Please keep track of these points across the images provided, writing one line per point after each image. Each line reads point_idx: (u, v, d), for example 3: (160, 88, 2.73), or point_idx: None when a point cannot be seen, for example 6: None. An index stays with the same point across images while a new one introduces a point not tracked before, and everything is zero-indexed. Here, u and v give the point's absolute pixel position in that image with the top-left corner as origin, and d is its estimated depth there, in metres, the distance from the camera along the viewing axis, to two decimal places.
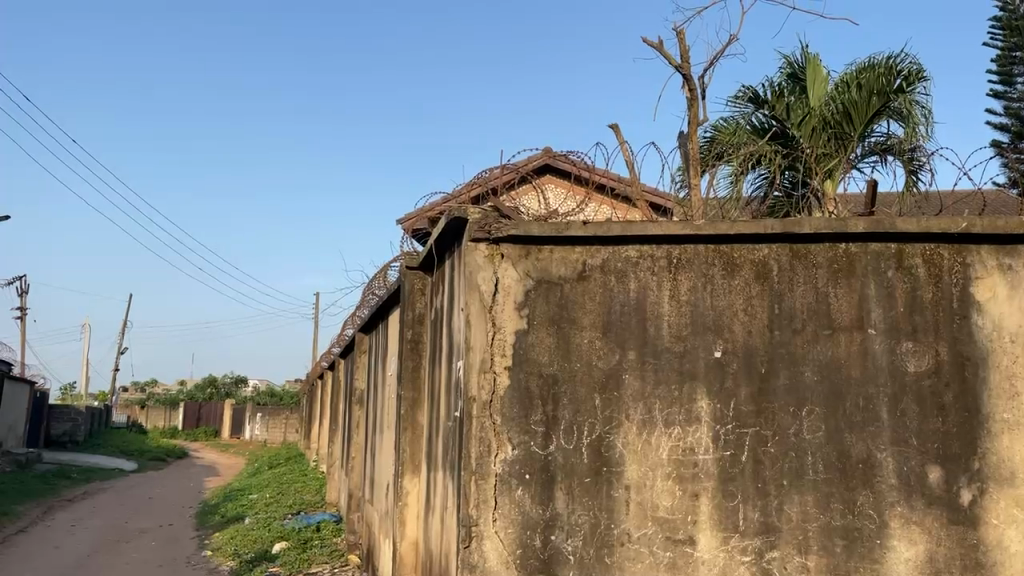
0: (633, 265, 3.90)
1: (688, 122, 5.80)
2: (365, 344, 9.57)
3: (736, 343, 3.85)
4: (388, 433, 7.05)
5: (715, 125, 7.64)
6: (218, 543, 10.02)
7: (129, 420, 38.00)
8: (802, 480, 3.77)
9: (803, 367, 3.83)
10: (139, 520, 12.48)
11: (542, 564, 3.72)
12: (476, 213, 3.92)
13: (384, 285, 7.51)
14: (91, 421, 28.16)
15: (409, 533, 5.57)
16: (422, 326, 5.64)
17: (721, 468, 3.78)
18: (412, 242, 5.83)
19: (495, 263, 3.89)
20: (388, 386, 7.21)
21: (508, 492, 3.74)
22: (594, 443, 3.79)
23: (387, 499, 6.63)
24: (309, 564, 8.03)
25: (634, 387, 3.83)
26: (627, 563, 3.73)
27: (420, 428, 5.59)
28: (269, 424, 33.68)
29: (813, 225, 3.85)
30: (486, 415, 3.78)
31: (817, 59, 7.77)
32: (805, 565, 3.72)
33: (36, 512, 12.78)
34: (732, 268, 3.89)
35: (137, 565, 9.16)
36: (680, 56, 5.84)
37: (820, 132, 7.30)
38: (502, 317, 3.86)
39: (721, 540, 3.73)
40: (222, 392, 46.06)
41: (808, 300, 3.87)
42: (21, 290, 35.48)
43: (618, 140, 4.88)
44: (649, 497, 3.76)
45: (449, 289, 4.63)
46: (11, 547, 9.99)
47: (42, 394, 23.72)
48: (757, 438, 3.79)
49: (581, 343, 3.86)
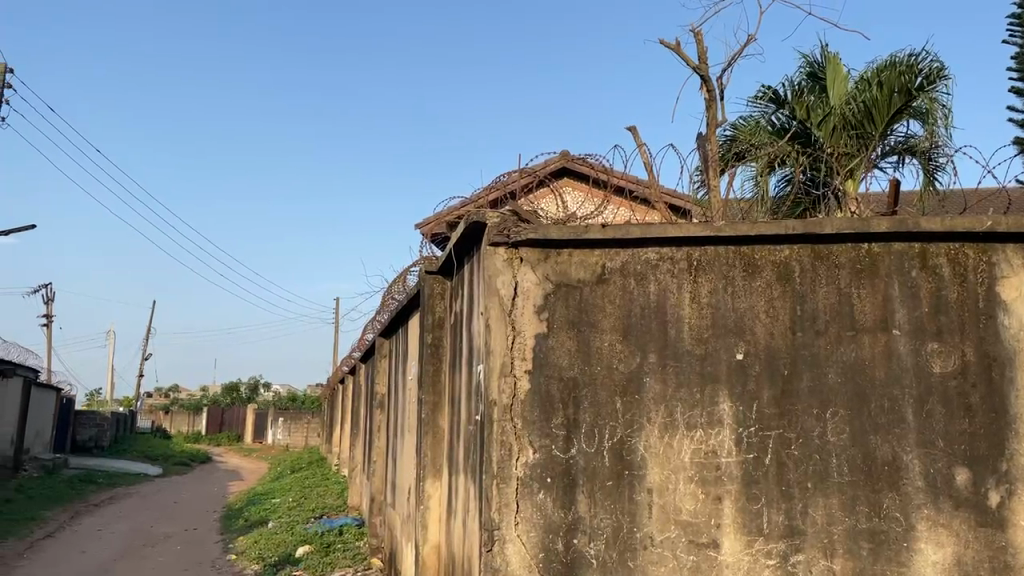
0: (653, 268, 3.89)
1: (707, 123, 5.77)
2: (385, 349, 9.60)
3: (758, 345, 3.83)
4: (409, 437, 7.07)
5: (735, 125, 7.60)
6: (242, 546, 10.10)
7: (152, 425, 38.42)
8: (827, 482, 3.73)
9: (826, 369, 3.80)
10: (163, 524, 12.61)
11: (564, 567, 3.71)
12: (495, 217, 3.92)
13: (404, 289, 7.55)
14: (115, 427, 28.49)
15: (431, 537, 5.55)
16: (442, 330, 5.65)
17: (744, 471, 3.75)
18: (432, 246, 5.86)
19: (515, 267, 3.89)
20: (408, 390, 7.22)
21: (530, 496, 3.74)
22: (616, 446, 3.78)
23: (409, 502, 6.66)
24: (331, 567, 8.08)
25: (656, 390, 3.82)
26: (650, 567, 3.71)
27: (441, 432, 5.60)
28: (291, 429, 33.90)
29: (835, 225, 3.82)
30: (507, 418, 3.78)
31: (837, 58, 7.71)
32: (830, 568, 3.69)
33: (63, 517, 12.94)
34: (753, 269, 3.87)
35: (162, 568, 9.25)
36: (698, 58, 5.81)
37: (841, 132, 7.23)
38: (522, 320, 3.86)
39: (745, 544, 3.71)
40: (244, 398, 46.46)
41: (831, 301, 3.84)
42: (46, 297, 35.91)
43: (636, 143, 4.86)
44: (672, 500, 3.74)
45: (469, 293, 4.64)
46: (39, 552, 10.11)
47: (67, 400, 24.01)
48: (780, 441, 3.76)
49: (601, 346, 3.85)
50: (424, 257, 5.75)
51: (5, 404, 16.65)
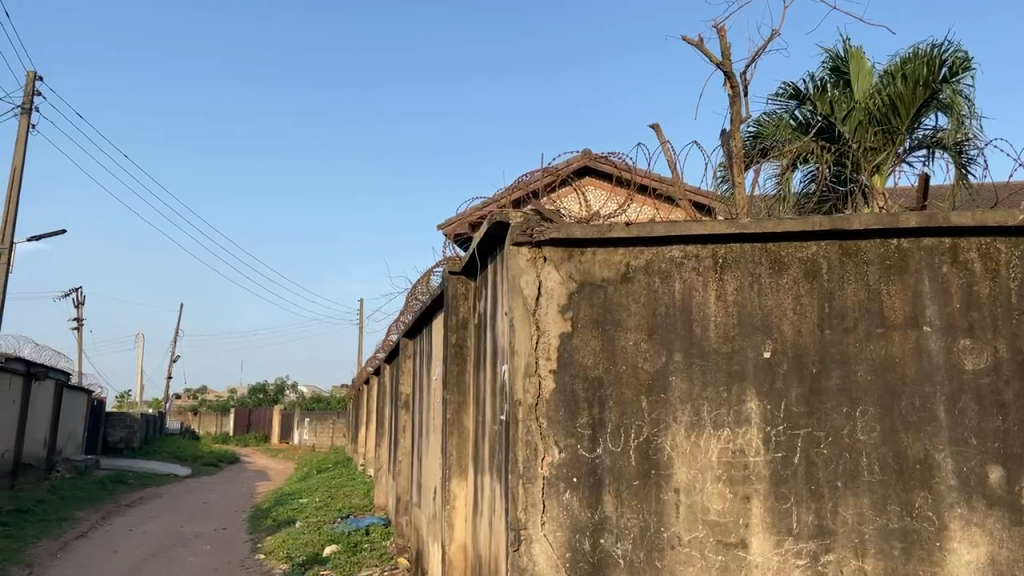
0: (678, 266, 3.87)
1: (731, 119, 5.73)
2: (410, 349, 9.64)
3: (786, 343, 3.79)
4: (434, 437, 7.10)
5: (757, 122, 7.51)
6: (270, 546, 10.20)
7: (181, 426, 38.94)
8: (857, 481, 3.69)
9: (855, 366, 3.75)
10: (193, 524, 12.78)
11: (591, 567, 3.69)
12: (518, 217, 3.92)
13: (427, 289, 7.58)
14: (145, 429, 28.91)
15: (457, 536, 5.56)
16: (465, 331, 5.66)
17: (773, 470, 3.72)
18: (455, 247, 5.89)
19: (538, 266, 3.88)
20: (433, 390, 7.25)
21: (556, 495, 3.73)
22: (642, 446, 3.77)
23: (435, 502, 6.68)
24: (358, 567, 8.12)
25: (682, 390, 3.79)
26: (678, 566, 3.69)
27: (466, 432, 5.62)
28: (317, 429, 34.17)
29: (863, 221, 3.77)
30: (532, 418, 3.78)
31: (859, 51, 7.62)
32: (861, 568, 3.64)
33: (95, 517, 13.13)
34: (780, 266, 3.83)
35: (192, 568, 9.36)
36: (721, 54, 5.77)
37: (867, 126, 7.15)
38: (546, 320, 3.85)
39: (774, 544, 3.67)
40: (271, 398, 47.00)
41: (859, 298, 3.79)
42: (77, 300, 36.50)
43: (659, 141, 4.83)
44: (699, 500, 3.72)
45: (492, 293, 4.64)
46: (72, 552, 10.27)
47: (98, 402, 24.41)
48: (809, 439, 3.72)
49: (626, 345, 3.83)
50: (447, 257, 5.77)
51: (39, 407, 16.98)
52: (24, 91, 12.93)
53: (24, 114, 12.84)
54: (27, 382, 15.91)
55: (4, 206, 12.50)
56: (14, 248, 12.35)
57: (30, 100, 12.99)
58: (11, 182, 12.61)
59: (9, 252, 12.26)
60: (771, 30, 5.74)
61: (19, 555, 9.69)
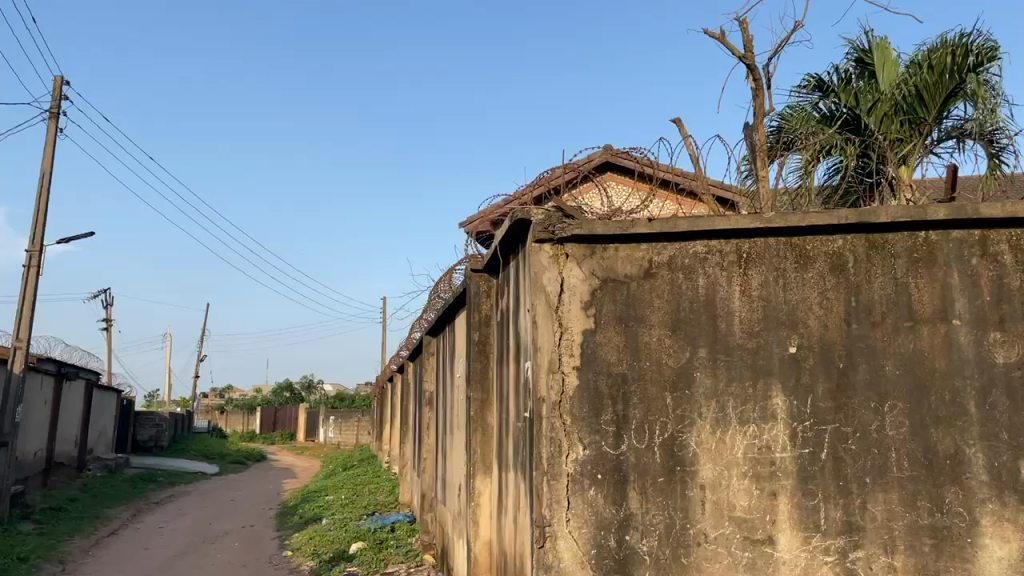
0: (702, 261, 3.84)
1: (754, 113, 5.68)
2: (433, 348, 9.68)
3: (812, 338, 3.75)
4: (458, 434, 7.12)
5: (780, 115, 7.42)
6: (297, 543, 10.29)
7: (208, 425, 39.42)
8: (886, 477, 3.64)
9: (882, 361, 3.71)
10: (221, 521, 12.91)
11: (617, 564, 3.68)
12: (539, 214, 3.90)
13: (449, 287, 7.60)
14: (174, 428, 29.29)
15: (482, 533, 5.59)
16: (488, 328, 5.67)
17: (800, 466, 3.68)
18: (476, 244, 5.91)
19: (561, 263, 3.87)
20: (457, 387, 7.27)
21: (580, 492, 3.72)
22: (666, 441, 3.75)
23: (459, 499, 6.71)
24: (385, 564, 8.16)
25: (707, 385, 3.77)
26: (704, 563, 3.67)
27: (489, 429, 5.64)
28: (342, 427, 34.38)
29: (890, 213, 3.72)
30: (556, 415, 3.76)
31: (884, 41, 7.50)
32: (890, 565, 3.60)
33: (125, 515, 13.32)
34: (805, 260, 3.80)
35: (220, 565, 9.45)
36: (743, 46, 5.72)
37: (893, 117, 7.04)
38: (569, 317, 3.84)
39: (801, 540, 3.64)
40: (297, 397, 47.40)
41: (886, 292, 3.74)
42: (105, 301, 37.07)
43: (681, 135, 4.80)
44: (725, 497, 3.70)
45: (515, 291, 4.64)
46: (104, 549, 10.44)
47: (127, 402, 24.76)
48: (837, 434, 3.69)
49: (650, 341, 3.81)
50: (469, 255, 5.78)
51: (70, 407, 17.28)
52: (52, 96, 13.14)
53: (52, 119, 13.04)
54: (58, 382, 16.19)
55: (34, 210, 12.72)
56: (44, 252, 12.56)
57: (57, 104, 13.17)
58: (40, 186, 12.83)
59: (39, 255, 12.48)
60: (794, 22, 5.67)
61: (53, 552, 9.89)
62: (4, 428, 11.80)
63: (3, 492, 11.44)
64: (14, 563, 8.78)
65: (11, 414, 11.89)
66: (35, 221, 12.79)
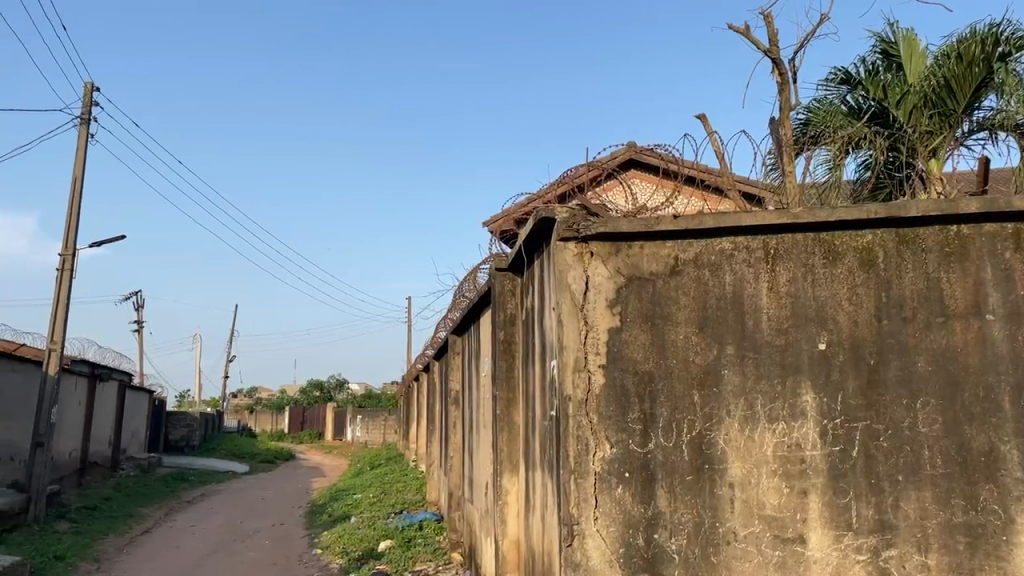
0: (728, 258, 3.82)
1: (780, 107, 5.62)
2: (458, 346, 9.71)
3: (841, 334, 3.71)
4: (485, 433, 7.15)
5: (807, 109, 7.34)
6: (326, 541, 10.36)
7: (238, 424, 39.89)
8: (919, 475, 3.60)
9: (914, 357, 3.65)
10: (252, 520, 13.07)
11: (645, 563, 3.67)
12: (564, 212, 3.89)
13: (475, 287, 7.62)
14: (204, 428, 29.69)
15: (510, 531, 5.60)
16: (514, 327, 5.68)
17: (831, 464, 3.64)
18: (500, 243, 5.92)
19: (586, 261, 3.85)
20: (483, 386, 7.30)
21: (608, 491, 3.70)
22: (694, 440, 3.73)
23: (486, 497, 6.73)
24: (413, 562, 8.19)
25: (735, 382, 3.74)
26: (734, 562, 3.65)
27: (516, 427, 5.65)
28: (369, 426, 34.58)
29: (920, 207, 3.67)
30: (582, 414, 3.75)
31: (911, 32, 7.38)
32: (924, 564, 3.55)
33: (158, 514, 13.52)
34: (834, 256, 3.75)
35: (252, 563, 9.57)
36: (769, 41, 5.66)
37: (922, 109, 6.91)
38: (594, 315, 3.82)
39: (833, 539, 3.60)
40: (326, 396, 47.81)
41: (917, 287, 3.69)
42: (136, 303, 37.69)
43: (706, 131, 4.77)
44: (754, 495, 3.67)
45: (540, 289, 4.63)
46: (138, 548, 10.61)
47: (159, 403, 25.13)
48: (868, 433, 3.64)
49: (677, 339, 3.79)
50: (493, 254, 5.78)
51: (104, 407, 17.59)
52: (83, 101, 13.36)
53: (83, 125, 13.26)
54: (92, 383, 16.48)
55: (66, 214, 12.95)
56: (77, 255, 12.78)
57: (88, 110, 13.41)
58: (72, 191, 13.05)
59: (72, 259, 12.71)
60: (820, 14, 5.60)
61: (88, 550, 10.06)
62: (39, 429, 12.01)
63: (39, 491, 11.65)
64: (50, 561, 8.94)
65: (46, 415, 12.09)
66: (67, 226, 13.02)
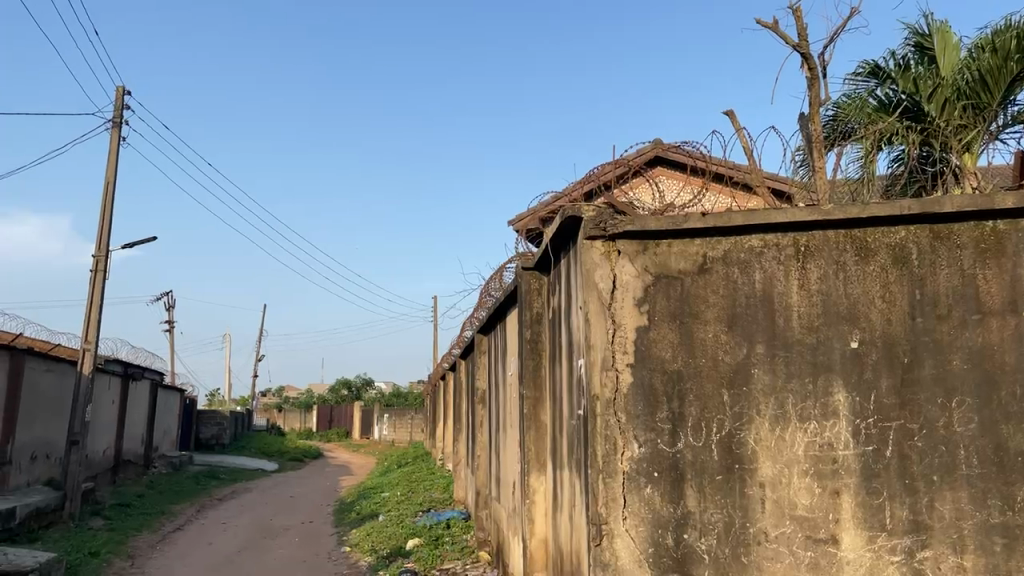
0: (758, 255, 3.78)
1: (809, 102, 5.54)
2: (485, 345, 9.73)
3: (874, 332, 3.65)
4: (512, 432, 7.16)
5: (836, 104, 7.24)
6: (355, 539, 10.44)
7: (267, 423, 40.36)
8: (954, 475, 3.53)
9: (949, 356, 3.59)
10: (282, 517, 13.20)
11: (675, 563, 3.65)
12: (591, 210, 3.88)
13: (501, 286, 7.63)
14: (235, 427, 30.06)
15: (538, 530, 5.61)
16: (540, 325, 5.67)
17: (863, 464, 3.59)
18: (526, 243, 5.92)
19: (612, 260, 3.83)
20: (509, 385, 7.31)
21: (636, 491, 3.69)
22: (724, 439, 3.70)
23: (514, 496, 6.74)
24: (441, 560, 8.22)
25: (765, 382, 3.70)
26: (765, 563, 3.61)
27: (544, 426, 5.65)
28: (396, 425, 34.78)
29: (955, 202, 3.60)
30: (610, 413, 3.73)
31: (944, 25, 7.24)
32: (960, 565, 3.49)
33: (190, 511, 13.71)
34: (866, 253, 3.70)
35: (282, 560, 9.66)
36: (798, 35, 5.59)
37: (955, 103, 6.77)
38: (622, 313, 3.80)
39: (866, 539, 3.56)
40: (353, 395, 48.18)
41: (952, 284, 3.63)
42: (167, 304, 38.21)
43: (734, 128, 4.72)
44: (786, 495, 3.63)
45: (567, 287, 4.62)
46: (170, 545, 10.73)
47: (190, 402, 25.49)
48: (902, 432, 3.59)
49: (705, 337, 3.76)
50: (520, 253, 5.78)
51: (137, 407, 17.86)
52: (114, 105, 13.58)
53: (115, 129, 13.47)
54: (125, 383, 16.75)
55: (99, 216, 13.17)
56: (110, 257, 12.99)
57: (120, 113, 13.63)
58: (104, 193, 13.27)
59: (105, 260, 12.93)
60: (850, 7, 5.52)
61: (122, 547, 10.23)
62: (74, 428, 12.19)
63: (74, 489, 11.83)
64: (85, 558, 9.10)
65: (81, 414, 12.28)
66: (100, 227, 13.25)
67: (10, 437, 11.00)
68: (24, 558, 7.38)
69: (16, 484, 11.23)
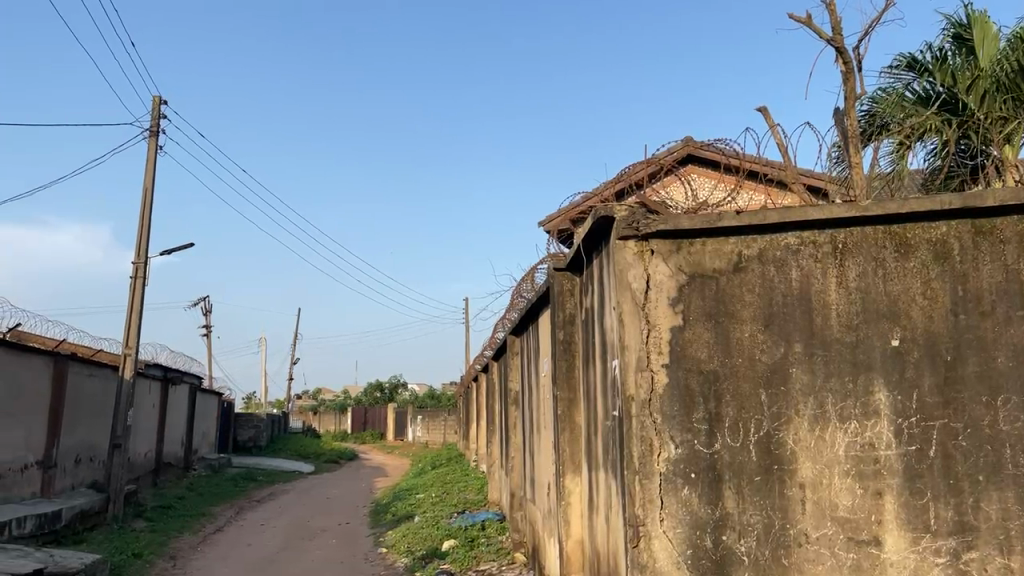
0: (794, 253, 3.73)
1: (844, 97, 5.47)
2: (517, 346, 9.75)
3: (915, 330, 3.59)
4: (546, 433, 7.16)
5: (872, 98, 7.12)
6: (392, 540, 10.51)
7: (302, 425, 40.84)
8: (1000, 475, 3.46)
9: (994, 353, 3.52)
10: (319, 519, 13.33)
11: (714, 565, 3.62)
12: (623, 210, 3.86)
13: (532, 287, 7.63)
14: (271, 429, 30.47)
15: (574, 531, 5.60)
16: (573, 326, 5.67)
17: (906, 464, 3.53)
18: (558, 244, 5.92)
19: (646, 260, 3.81)
20: (543, 386, 7.31)
21: (674, 492, 3.67)
22: (762, 440, 3.66)
23: (549, 497, 6.74)
24: (476, 561, 8.25)
25: (804, 381, 3.66)
26: (807, 565, 3.56)
27: (578, 428, 5.63)
28: (429, 426, 34.97)
29: (997, 196, 3.52)
30: (646, 414, 3.71)
31: (983, 15, 7.07)
32: (1007, 566, 3.42)
33: (229, 512, 13.92)
34: (906, 249, 3.64)
35: (320, 561, 9.77)
36: (832, 29, 5.51)
37: (995, 95, 6.61)
38: (656, 314, 3.78)
39: (910, 541, 3.49)
40: (386, 396, 48.54)
41: (995, 280, 3.56)
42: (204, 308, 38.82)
43: (768, 125, 4.67)
44: (827, 497, 3.58)
45: (599, 288, 4.61)
46: (210, 546, 10.90)
47: (227, 405, 25.88)
48: (945, 431, 3.52)
49: (742, 337, 3.73)
50: (551, 254, 5.77)
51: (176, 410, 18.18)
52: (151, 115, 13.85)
53: (152, 138, 13.73)
54: (165, 386, 17.06)
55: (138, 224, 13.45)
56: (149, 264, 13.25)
57: (157, 122, 13.89)
58: (143, 201, 13.54)
59: (144, 266, 13.18)
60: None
61: (164, 549, 10.42)
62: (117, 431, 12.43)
63: (117, 491, 12.09)
64: (129, 559, 9.29)
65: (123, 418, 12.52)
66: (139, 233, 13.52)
67: (55, 441, 11.26)
68: (71, 560, 7.56)
69: (62, 487, 11.51)
